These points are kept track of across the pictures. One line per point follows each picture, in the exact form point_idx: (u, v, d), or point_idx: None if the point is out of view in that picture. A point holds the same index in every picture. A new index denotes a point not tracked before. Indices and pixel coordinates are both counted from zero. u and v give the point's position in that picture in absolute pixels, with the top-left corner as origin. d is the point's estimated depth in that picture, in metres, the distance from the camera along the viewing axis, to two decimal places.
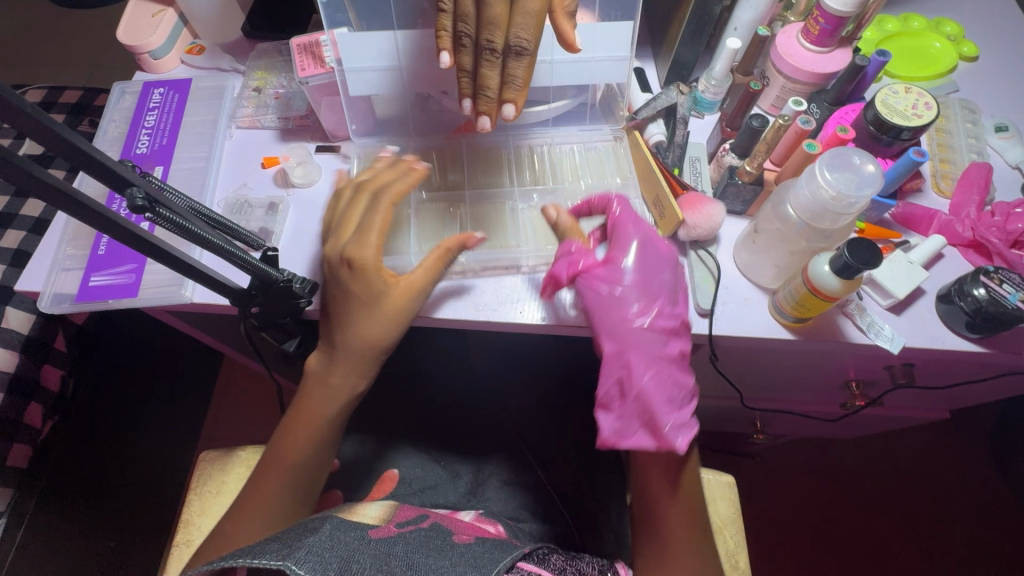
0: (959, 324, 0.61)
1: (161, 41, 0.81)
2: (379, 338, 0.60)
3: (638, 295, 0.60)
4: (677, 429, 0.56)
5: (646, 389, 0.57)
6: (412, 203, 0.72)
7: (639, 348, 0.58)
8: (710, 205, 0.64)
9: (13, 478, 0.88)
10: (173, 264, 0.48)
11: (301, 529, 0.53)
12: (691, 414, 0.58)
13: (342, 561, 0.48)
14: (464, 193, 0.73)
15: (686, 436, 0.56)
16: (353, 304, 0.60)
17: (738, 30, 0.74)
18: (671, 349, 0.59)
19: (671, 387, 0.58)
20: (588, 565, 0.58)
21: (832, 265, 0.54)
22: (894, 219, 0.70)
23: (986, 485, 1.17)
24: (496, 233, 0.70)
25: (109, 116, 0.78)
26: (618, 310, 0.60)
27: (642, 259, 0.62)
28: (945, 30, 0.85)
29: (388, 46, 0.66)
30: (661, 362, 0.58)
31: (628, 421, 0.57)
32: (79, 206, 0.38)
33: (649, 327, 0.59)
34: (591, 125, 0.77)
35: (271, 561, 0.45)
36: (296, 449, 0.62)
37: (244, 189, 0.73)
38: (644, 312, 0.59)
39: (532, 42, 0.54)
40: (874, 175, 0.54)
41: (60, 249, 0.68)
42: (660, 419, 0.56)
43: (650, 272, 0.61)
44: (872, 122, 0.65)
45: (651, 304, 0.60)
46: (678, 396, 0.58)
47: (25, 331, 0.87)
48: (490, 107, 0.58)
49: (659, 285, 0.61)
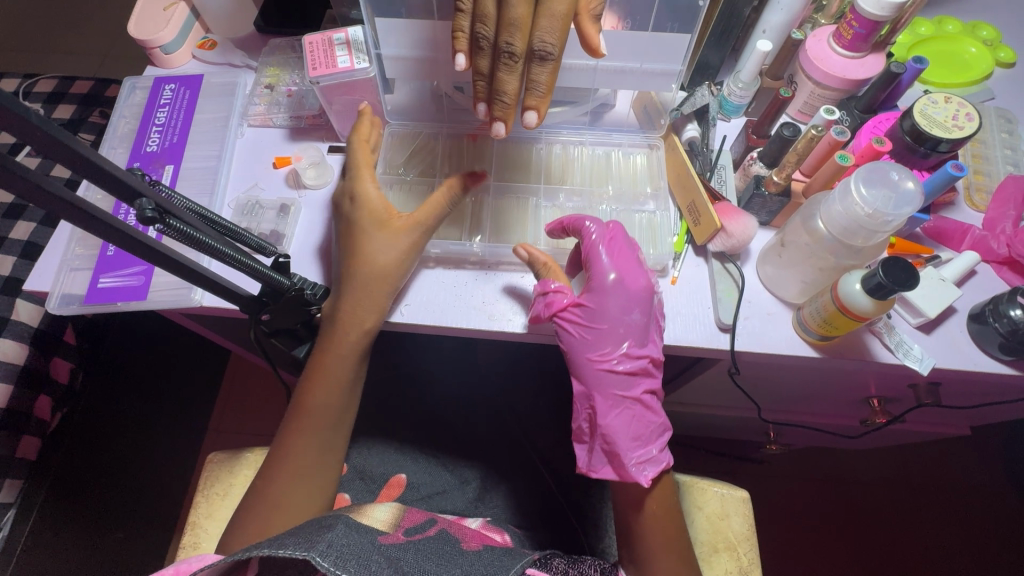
0: (992, 345, 0.59)
1: (172, 35, 0.79)
2: (396, 264, 0.61)
3: (613, 333, 0.60)
4: (642, 467, 0.59)
5: (611, 428, 0.60)
6: (436, 187, 0.71)
7: (608, 389, 0.60)
8: (744, 218, 0.62)
9: (22, 470, 0.87)
10: (181, 273, 0.46)
11: (316, 525, 0.51)
12: (656, 451, 0.60)
13: (361, 559, 0.47)
14: (488, 183, 0.71)
15: (651, 472, 0.59)
16: (362, 233, 0.62)
17: (767, 32, 0.71)
18: (639, 388, 0.61)
19: (636, 426, 0.60)
20: (588, 566, 0.58)
21: (865, 284, 0.52)
22: (925, 234, 0.67)
23: (1001, 499, 1.15)
24: (516, 230, 0.69)
25: (119, 112, 0.77)
26: (586, 352, 0.61)
27: (611, 302, 0.60)
28: (981, 34, 0.82)
29: (422, 36, 0.61)
30: (626, 401, 0.60)
31: (595, 455, 0.61)
32: (88, 217, 0.37)
33: (615, 370, 0.60)
34: (627, 128, 0.73)
35: (295, 552, 0.45)
36: (315, 394, 0.62)
37: (256, 189, 0.72)
38: (616, 351, 0.60)
39: (557, 46, 0.52)
40: (913, 192, 0.51)
41: (68, 249, 0.66)
42: (623, 455, 0.59)
43: (618, 314, 0.60)
44: (909, 132, 0.62)
45: (625, 341, 0.60)
46: (643, 434, 0.60)
47: (35, 324, 0.87)
48: (506, 113, 0.56)
49: (626, 328, 0.60)
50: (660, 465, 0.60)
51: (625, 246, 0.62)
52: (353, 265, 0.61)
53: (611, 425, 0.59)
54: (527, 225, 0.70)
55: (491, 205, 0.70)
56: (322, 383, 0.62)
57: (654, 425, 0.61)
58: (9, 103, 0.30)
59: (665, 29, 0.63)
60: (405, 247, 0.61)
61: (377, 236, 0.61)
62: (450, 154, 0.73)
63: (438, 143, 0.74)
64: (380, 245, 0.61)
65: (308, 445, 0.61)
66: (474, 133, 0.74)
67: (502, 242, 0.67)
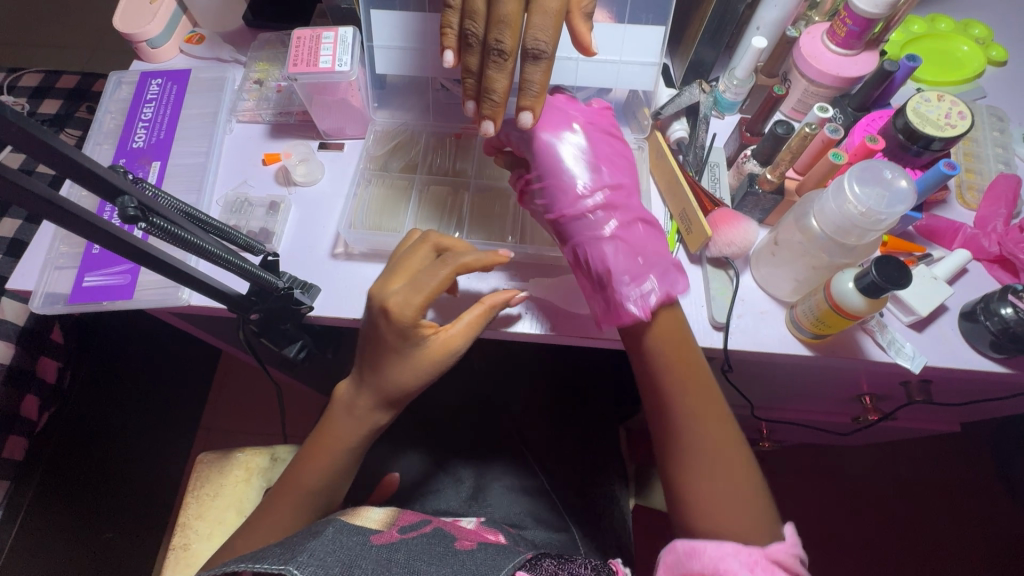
0: (983, 343, 0.59)
1: (159, 30, 0.78)
2: (413, 383, 0.58)
3: (562, 182, 0.60)
4: (642, 295, 0.55)
5: (601, 270, 0.57)
6: (417, 184, 0.71)
7: (583, 237, 0.59)
8: (743, 223, 0.63)
9: (9, 472, 0.85)
10: (167, 272, 0.46)
11: (303, 533, 0.52)
12: (653, 275, 0.56)
13: (344, 564, 0.47)
14: (469, 180, 0.71)
15: (654, 298, 0.55)
16: (387, 350, 0.57)
17: (761, 29, 0.70)
18: (613, 223, 0.58)
19: (623, 256, 0.57)
20: (580, 566, 0.54)
21: (858, 282, 0.52)
22: (917, 232, 0.68)
23: (990, 494, 1.16)
24: (494, 227, 0.69)
25: (104, 107, 0.75)
26: (557, 210, 0.61)
27: (549, 157, 0.61)
28: (973, 33, 0.82)
29: (416, 28, 0.65)
30: (609, 239, 0.58)
31: (601, 305, 0.58)
32: (68, 216, 0.36)
33: (582, 212, 0.59)
34: None
35: (273, 566, 0.46)
36: (310, 470, 0.61)
37: (244, 187, 0.70)
38: (577, 199, 0.60)
39: (551, 45, 0.51)
40: (906, 191, 0.51)
41: (53, 247, 0.65)
42: (622, 291, 0.56)
43: (561, 164, 0.61)
44: (902, 130, 0.62)
45: (577, 188, 0.60)
46: (636, 267, 0.57)
47: (21, 322, 0.85)
48: (495, 112, 0.54)
49: (575, 171, 0.61)
50: (660, 289, 0.55)
51: (553, 105, 0.64)
52: (374, 371, 0.59)
53: (597, 266, 0.58)
54: (507, 224, 0.69)
55: (473, 201, 0.70)
56: (321, 454, 0.61)
57: (661, 258, 0.58)
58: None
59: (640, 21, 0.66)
60: (427, 372, 0.58)
61: (405, 355, 0.57)
62: (435, 151, 0.74)
63: (423, 137, 0.74)
64: (404, 368, 0.58)
65: (291, 516, 0.60)
66: (459, 132, 0.75)
67: (481, 238, 0.67)
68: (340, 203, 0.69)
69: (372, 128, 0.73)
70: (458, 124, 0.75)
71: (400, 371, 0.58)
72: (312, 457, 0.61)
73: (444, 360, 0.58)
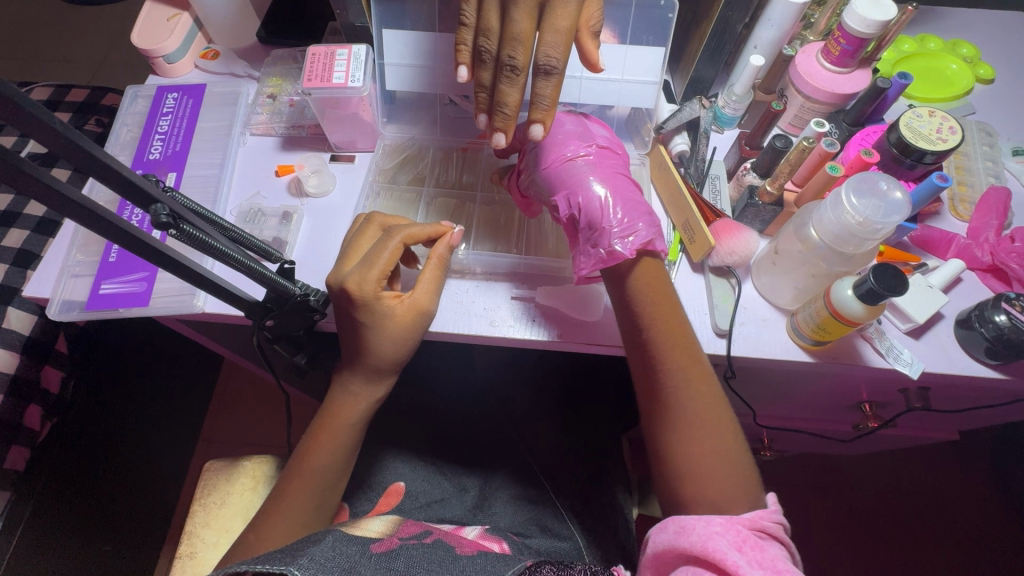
0: (978, 350, 0.61)
1: (175, 45, 0.80)
2: (397, 351, 0.60)
3: (558, 139, 0.64)
4: (629, 236, 0.58)
5: (593, 209, 0.59)
6: (425, 196, 0.73)
7: (574, 184, 0.61)
8: (744, 234, 0.65)
9: (9, 481, 0.85)
10: (186, 275, 0.47)
11: (304, 539, 0.53)
12: (639, 220, 0.59)
13: (344, 569, 0.48)
14: (475, 193, 0.74)
15: (638, 241, 0.57)
16: (361, 326, 0.59)
17: (759, 47, 0.74)
18: (599, 172, 0.62)
19: (617, 197, 0.60)
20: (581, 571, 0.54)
21: (857, 290, 0.54)
22: (912, 242, 0.70)
23: (990, 503, 1.17)
24: (501, 239, 0.71)
25: (122, 120, 0.78)
26: (555, 160, 0.63)
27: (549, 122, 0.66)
28: (961, 52, 0.85)
29: (427, 46, 0.67)
30: (601, 182, 0.61)
31: (590, 249, 0.59)
32: (89, 214, 0.37)
33: (576, 163, 0.62)
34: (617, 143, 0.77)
35: (274, 566, 0.46)
36: (317, 455, 0.62)
37: (257, 198, 0.72)
38: (574, 151, 0.63)
39: (561, 61, 0.53)
40: (900, 202, 0.54)
41: (70, 255, 0.67)
42: (614, 229, 0.58)
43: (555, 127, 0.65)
44: (895, 144, 0.65)
45: (576, 143, 0.64)
46: (626, 211, 0.59)
47: (26, 331, 0.85)
48: (507, 124, 0.56)
49: (564, 133, 0.65)
50: (648, 236, 0.58)
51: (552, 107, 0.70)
52: (361, 353, 0.61)
53: (590, 204, 0.59)
54: (512, 235, 0.71)
55: (481, 214, 0.73)
56: (326, 444, 0.62)
57: (640, 207, 0.60)
58: (15, 96, 0.30)
59: (642, 41, 0.69)
60: (405, 338, 0.60)
61: (377, 327, 0.59)
62: (442, 166, 0.76)
63: (432, 153, 0.77)
64: (380, 338, 0.59)
65: (300, 506, 0.60)
66: (466, 146, 0.77)
67: (487, 250, 0.69)
68: (350, 215, 0.71)
69: (380, 142, 0.76)
70: (466, 138, 0.77)
71: (379, 341, 0.59)
72: (315, 465, 0.62)
73: (416, 322, 0.59)
